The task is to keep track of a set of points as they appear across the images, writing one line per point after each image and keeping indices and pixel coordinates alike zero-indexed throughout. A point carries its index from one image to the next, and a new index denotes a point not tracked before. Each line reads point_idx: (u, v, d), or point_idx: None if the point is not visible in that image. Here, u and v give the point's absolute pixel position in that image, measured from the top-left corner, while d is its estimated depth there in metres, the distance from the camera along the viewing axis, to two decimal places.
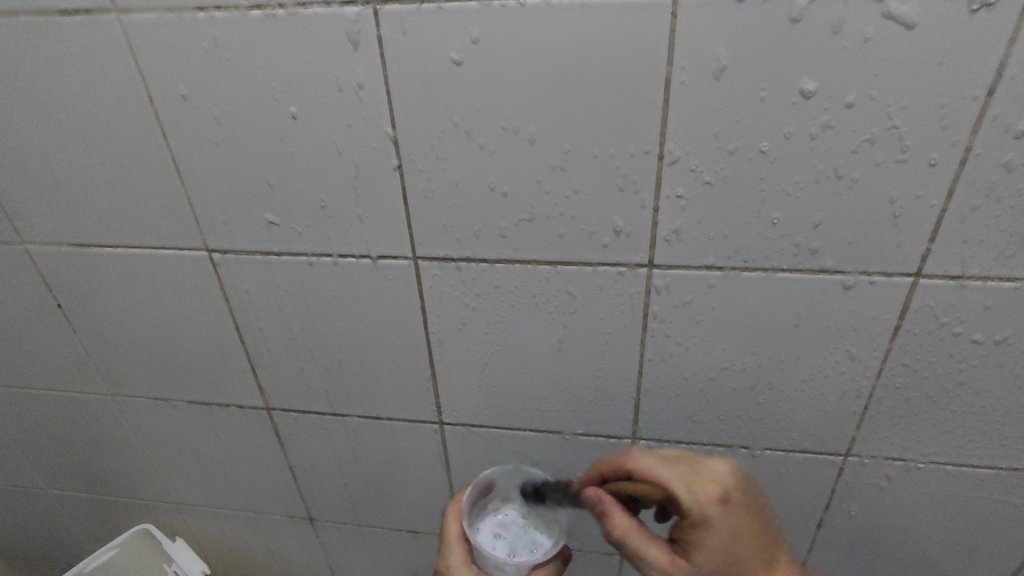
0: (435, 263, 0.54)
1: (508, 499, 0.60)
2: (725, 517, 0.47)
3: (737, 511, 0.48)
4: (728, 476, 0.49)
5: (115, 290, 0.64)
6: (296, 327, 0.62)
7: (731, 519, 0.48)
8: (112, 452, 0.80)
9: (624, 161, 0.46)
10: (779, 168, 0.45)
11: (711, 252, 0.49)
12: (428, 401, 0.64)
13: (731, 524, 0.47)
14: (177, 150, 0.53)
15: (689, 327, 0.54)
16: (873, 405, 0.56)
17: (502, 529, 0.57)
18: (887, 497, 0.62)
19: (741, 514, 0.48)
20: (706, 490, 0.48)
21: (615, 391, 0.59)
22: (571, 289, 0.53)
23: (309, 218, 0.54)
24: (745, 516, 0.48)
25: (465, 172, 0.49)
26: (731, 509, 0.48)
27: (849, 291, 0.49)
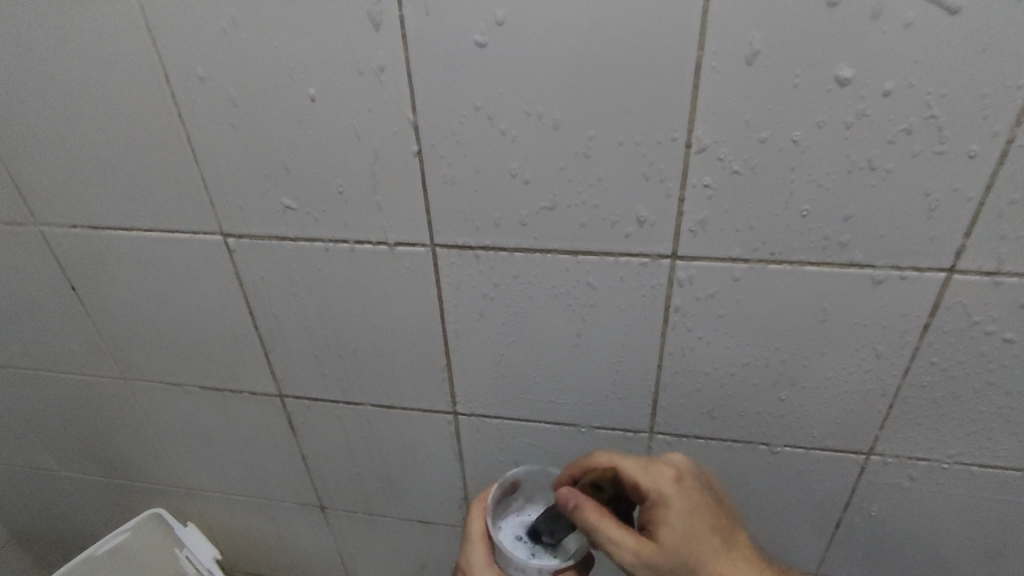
0: (453, 251, 0.53)
1: (532, 499, 0.60)
2: (683, 493, 0.51)
3: (694, 490, 0.52)
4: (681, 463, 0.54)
5: (130, 274, 0.63)
6: (311, 314, 0.61)
7: (689, 496, 0.51)
8: (124, 437, 0.80)
9: (650, 148, 0.45)
10: (810, 158, 0.43)
11: (737, 245, 0.48)
12: (442, 391, 0.64)
13: (688, 501, 0.51)
14: (193, 133, 0.52)
15: (712, 320, 0.53)
16: (898, 404, 0.54)
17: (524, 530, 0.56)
18: (909, 497, 0.60)
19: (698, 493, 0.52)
20: (662, 470, 0.52)
21: (633, 384, 0.58)
22: (591, 279, 0.52)
23: (326, 204, 0.53)
24: (701, 495, 0.52)
25: (486, 158, 0.48)
26: (688, 486, 0.52)
27: (879, 286, 0.48)
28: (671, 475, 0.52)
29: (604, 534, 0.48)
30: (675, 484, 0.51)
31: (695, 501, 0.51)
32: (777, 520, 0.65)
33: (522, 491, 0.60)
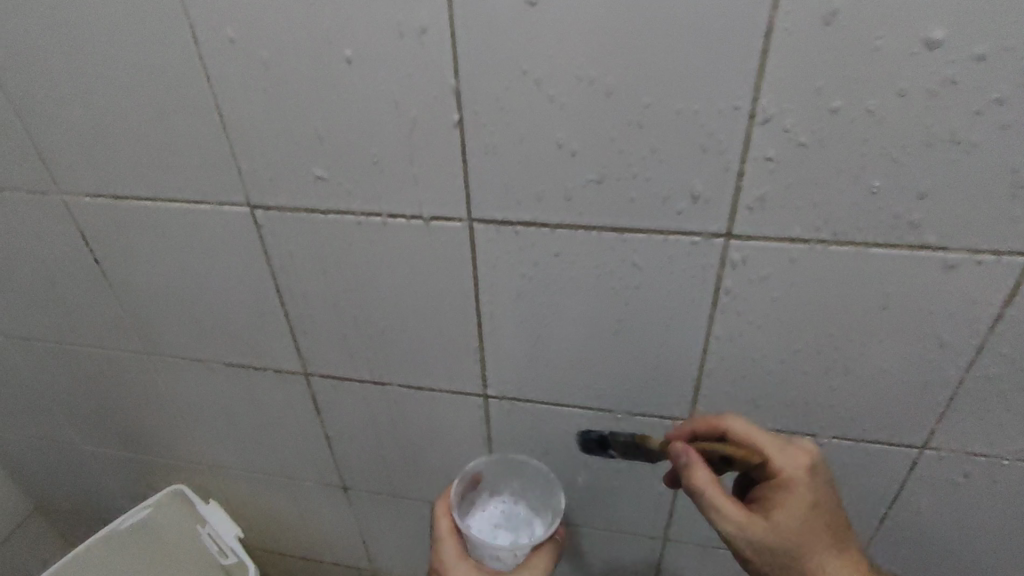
0: (491, 227, 0.51)
1: (495, 493, 0.67)
2: (813, 482, 0.49)
3: (818, 484, 0.49)
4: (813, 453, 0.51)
5: (154, 246, 0.61)
6: (339, 291, 0.59)
7: (817, 487, 0.49)
8: (148, 413, 0.79)
9: (709, 118, 0.42)
10: (887, 129, 0.40)
11: (798, 223, 0.45)
12: (473, 373, 0.62)
13: (809, 494, 0.48)
14: (222, 98, 0.50)
15: (764, 304, 0.50)
16: (959, 396, 0.51)
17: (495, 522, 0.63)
18: (962, 493, 0.58)
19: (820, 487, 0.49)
20: (793, 457, 0.49)
21: (675, 370, 0.56)
22: (637, 259, 0.50)
23: (360, 175, 0.51)
24: (822, 490, 0.49)
25: (532, 128, 0.45)
26: (812, 480, 0.49)
27: (951, 270, 0.45)
28: (801, 465, 0.49)
29: (711, 501, 0.48)
30: (800, 474, 0.49)
31: (815, 494, 0.49)
32: None
33: (484, 485, 0.67)
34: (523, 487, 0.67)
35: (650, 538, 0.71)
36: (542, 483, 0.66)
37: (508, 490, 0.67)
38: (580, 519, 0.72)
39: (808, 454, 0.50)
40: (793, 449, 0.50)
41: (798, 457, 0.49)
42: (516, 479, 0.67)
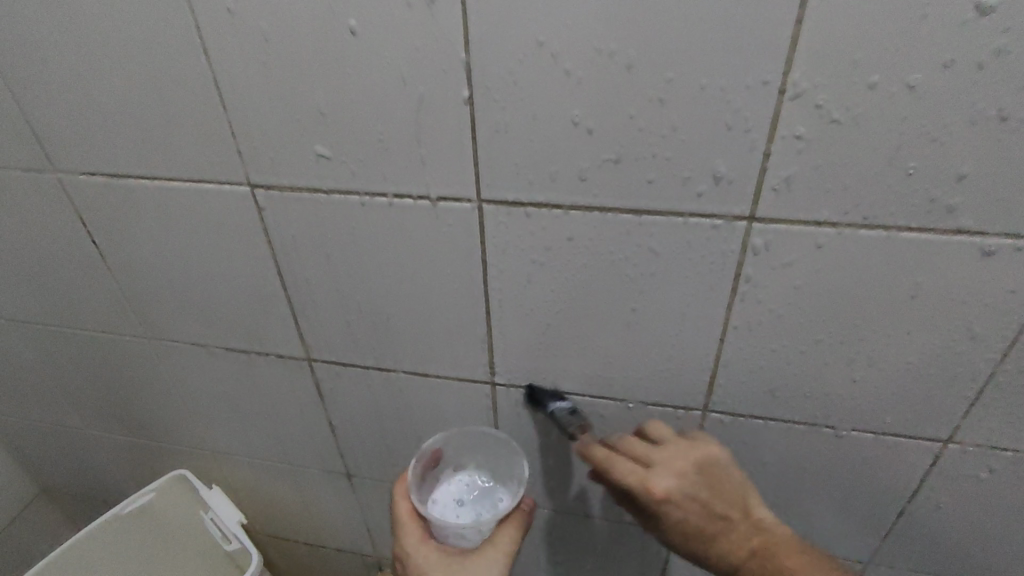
0: (501, 208, 0.49)
1: (461, 468, 0.63)
2: (672, 510, 0.51)
3: (682, 504, 0.51)
4: (673, 476, 0.51)
5: (152, 227, 0.59)
6: (343, 275, 0.57)
7: (680, 510, 0.51)
8: (149, 397, 0.78)
9: (736, 94, 0.39)
10: (928, 105, 0.37)
11: (827, 206, 0.43)
12: (481, 360, 0.60)
13: (675, 516, 0.51)
14: (220, 71, 0.47)
15: (787, 292, 0.48)
16: (989, 390, 0.49)
17: (462, 498, 0.59)
18: (985, 489, 0.56)
19: (687, 506, 0.51)
20: (647, 490, 0.51)
21: (690, 360, 0.54)
22: (654, 243, 0.47)
23: (364, 153, 0.48)
24: (691, 506, 0.52)
25: (545, 103, 0.43)
26: (671, 506, 0.51)
27: (987, 257, 0.42)
28: (656, 498, 0.51)
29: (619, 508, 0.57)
30: (657, 505, 0.51)
31: (683, 513, 0.52)
32: (833, 506, 0.61)
33: (448, 461, 0.63)
34: (488, 460, 0.63)
35: None
36: (506, 454, 0.63)
37: (473, 463, 0.64)
38: (588, 510, 0.70)
39: (660, 488, 0.51)
40: (647, 485, 0.51)
41: (651, 491, 0.51)
42: (480, 453, 0.64)
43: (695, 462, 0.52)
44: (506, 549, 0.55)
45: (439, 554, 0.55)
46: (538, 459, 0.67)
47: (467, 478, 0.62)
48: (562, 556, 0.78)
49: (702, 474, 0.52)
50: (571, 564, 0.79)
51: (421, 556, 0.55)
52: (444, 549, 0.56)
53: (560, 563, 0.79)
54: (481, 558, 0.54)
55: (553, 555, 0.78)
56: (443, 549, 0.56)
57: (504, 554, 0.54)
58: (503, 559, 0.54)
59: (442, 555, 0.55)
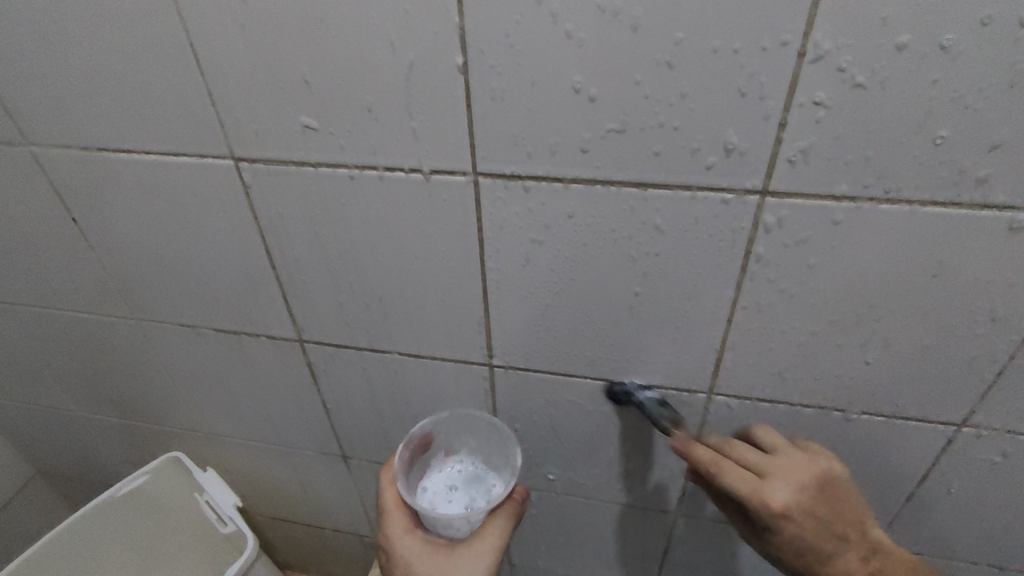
0: (498, 182, 0.46)
1: (451, 453, 0.62)
2: (790, 524, 0.48)
3: (805, 522, 0.48)
4: (791, 490, 0.48)
5: (133, 203, 0.57)
6: (334, 253, 0.55)
7: (796, 524, 0.48)
8: (139, 379, 0.76)
9: (751, 57, 0.36)
10: (960, 68, 0.35)
11: (847, 179, 0.40)
12: (478, 341, 0.57)
13: (792, 532, 0.49)
14: (196, 35, 0.44)
15: (800, 271, 0.45)
16: (1008, 373, 0.47)
17: (455, 483, 0.58)
18: (998, 473, 0.54)
19: (807, 522, 0.48)
20: (770, 507, 0.47)
21: (696, 341, 0.51)
22: (659, 220, 0.45)
23: (352, 124, 0.46)
24: (814, 524, 0.49)
25: (545, 68, 0.40)
26: (794, 524, 0.48)
27: (1015, 234, 0.40)
28: (779, 514, 0.47)
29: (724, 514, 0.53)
30: (777, 521, 0.48)
31: (802, 529, 0.48)
32: None
33: (439, 445, 0.62)
34: (481, 445, 0.62)
35: (661, 513, 0.68)
36: (499, 441, 0.61)
37: (464, 448, 0.62)
38: (588, 493, 0.69)
39: (779, 502, 0.47)
40: (769, 501, 0.47)
41: (774, 508, 0.47)
42: (472, 437, 0.62)
43: (813, 476, 0.50)
44: (495, 543, 0.54)
45: (424, 545, 0.54)
46: (539, 442, 0.65)
47: (457, 464, 0.61)
48: (563, 538, 0.77)
49: (820, 490, 0.49)
50: (572, 546, 0.78)
51: (405, 546, 0.54)
52: (430, 540, 0.55)
53: (561, 546, 0.78)
54: (470, 551, 0.53)
55: (553, 538, 0.77)
56: (429, 540, 0.55)
57: (493, 548, 0.53)
58: (493, 553, 0.53)
59: (428, 547, 0.54)
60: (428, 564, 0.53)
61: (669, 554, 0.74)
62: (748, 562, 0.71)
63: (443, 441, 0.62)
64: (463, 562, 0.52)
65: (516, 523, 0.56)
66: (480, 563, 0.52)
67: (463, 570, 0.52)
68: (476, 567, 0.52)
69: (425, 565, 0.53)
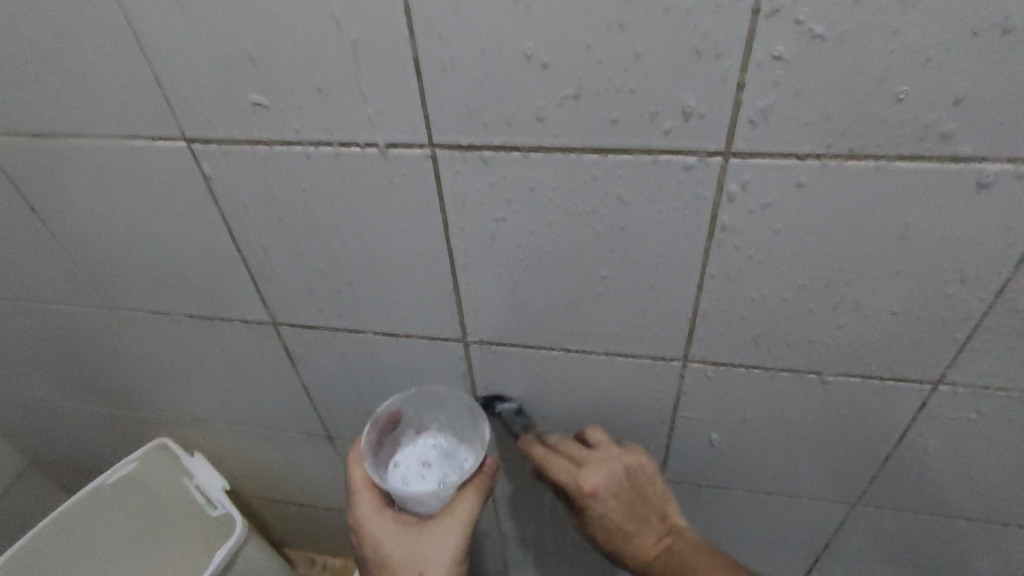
0: (455, 153, 0.44)
1: (422, 429, 0.62)
2: (599, 503, 0.56)
3: (607, 501, 0.56)
4: (602, 475, 0.56)
5: (90, 190, 0.55)
6: (297, 234, 0.54)
7: (605, 504, 0.56)
8: (118, 367, 0.76)
9: (704, 16, 0.35)
10: (922, 17, 0.33)
11: (810, 139, 0.39)
12: (450, 317, 0.57)
13: (600, 513, 0.56)
14: (132, 13, 0.42)
15: (766, 237, 0.44)
16: (980, 332, 0.47)
17: (431, 459, 0.57)
18: (973, 431, 0.54)
19: (612, 502, 0.56)
20: (577, 485, 0.56)
21: (667, 311, 0.51)
22: (622, 190, 0.44)
23: (302, 101, 0.44)
24: (615, 503, 0.57)
25: (493, 33, 0.38)
26: (597, 501, 0.56)
27: (984, 189, 0.39)
28: (585, 491, 0.55)
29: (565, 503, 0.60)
30: (587, 499, 0.56)
31: (606, 510, 0.56)
32: (817, 452, 0.60)
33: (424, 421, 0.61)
34: (451, 420, 0.62)
35: None
36: (468, 416, 0.62)
37: (434, 424, 0.62)
38: None
39: (589, 484, 0.55)
40: (577, 482, 0.56)
41: (579, 484, 0.56)
42: (442, 414, 0.63)
43: (625, 465, 0.57)
44: (463, 517, 0.54)
45: (394, 523, 0.55)
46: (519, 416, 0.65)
47: (431, 439, 0.60)
48: (551, 505, 0.78)
49: (630, 478, 0.58)
50: (559, 514, 0.79)
51: (374, 526, 0.55)
52: (401, 518, 0.56)
53: (549, 514, 0.79)
54: (438, 527, 0.53)
55: (541, 506, 0.78)
56: (398, 518, 0.56)
57: (459, 524, 0.53)
58: (461, 528, 0.53)
59: (398, 525, 0.55)
60: (398, 543, 0.54)
61: None
62: (733, 523, 0.72)
63: (420, 416, 0.62)
64: (430, 539, 0.53)
65: (487, 497, 0.56)
66: (448, 539, 0.53)
67: (431, 547, 0.53)
68: (444, 543, 0.53)
69: (395, 541, 0.54)
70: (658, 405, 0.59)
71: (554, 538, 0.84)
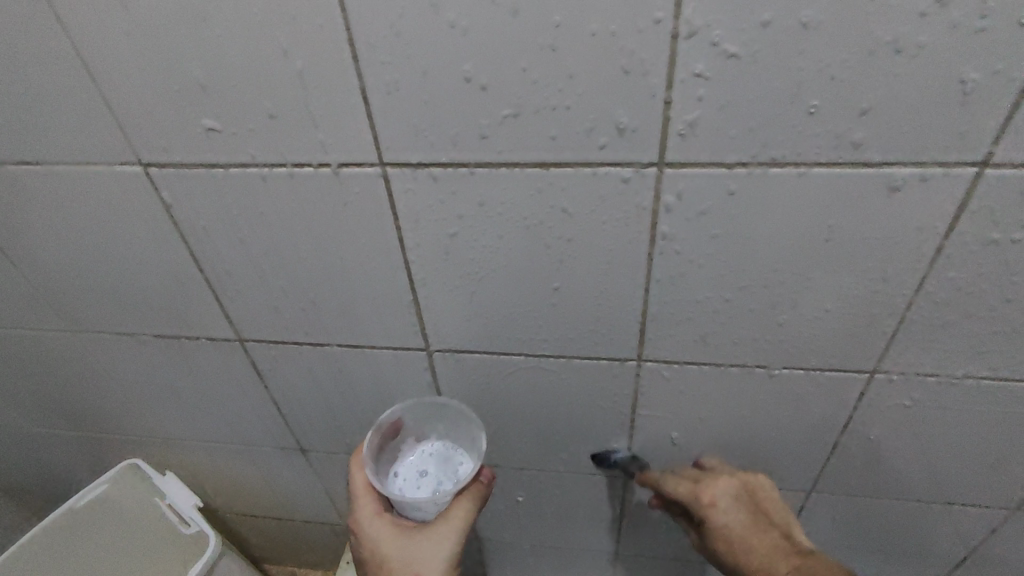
0: (406, 171, 0.46)
1: (421, 437, 0.63)
2: (726, 515, 0.60)
3: (730, 513, 0.60)
4: (720, 486, 0.61)
5: (49, 217, 0.56)
6: (257, 252, 0.55)
7: (731, 517, 0.60)
8: (85, 389, 0.76)
9: (628, 39, 0.37)
10: (825, 36, 0.36)
11: (734, 150, 0.41)
12: (411, 328, 0.58)
13: (725, 524, 0.60)
14: (83, 44, 0.43)
15: (704, 242, 0.47)
16: (908, 324, 0.50)
17: (430, 467, 0.59)
18: (911, 416, 0.57)
19: (734, 515, 0.60)
20: (695, 497, 0.61)
21: (619, 314, 0.53)
22: (567, 201, 0.46)
23: (253, 125, 0.45)
24: (739, 517, 0.60)
25: (434, 58, 0.40)
26: (720, 512, 0.60)
27: (898, 191, 0.42)
28: (708, 503, 0.60)
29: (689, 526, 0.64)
30: (708, 513, 0.60)
31: (730, 522, 0.60)
32: (770, 443, 0.63)
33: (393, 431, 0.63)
34: (450, 429, 0.63)
35: (611, 477, 0.71)
36: (466, 424, 0.62)
37: (434, 433, 0.63)
38: (539, 465, 0.72)
39: (710, 497, 0.60)
40: (698, 496, 0.60)
41: (701, 497, 0.60)
42: (441, 422, 0.63)
43: (739, 480, 0.62)
44: (459, 523, 0.55)
45: (391, 528, 0.56)
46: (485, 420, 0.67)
47: (429, 448, 0.62)
48: (523, 507, 0.80)
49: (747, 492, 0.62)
50: (533, 514, 0.81)
51: (372, 530, 0.56)
52: (397, 522, 0.56)
53: (523, 514, 0.81)
54: (435, 533, 0.54)
55: (514, 508, 0.80)
56: (395, 523, 0.56)
57: (456, 529, 0.54)
58: (457, 533, 0.54)
59: (395, 529, 0.56)
60: (395, 546, 0.55)
61: (622, 515, 0.77)
62: None
63: None
64: (428, 543, 0.54)
65: (481, 505, 0.57)
66: (442, 544, 0.53)
67: (428, 550, 0.53)
68: (441, 547, 0.53)
69: (392, 546, 0.55)
70: (618, 405, 0.62)
71: (529, 538, 0.86)
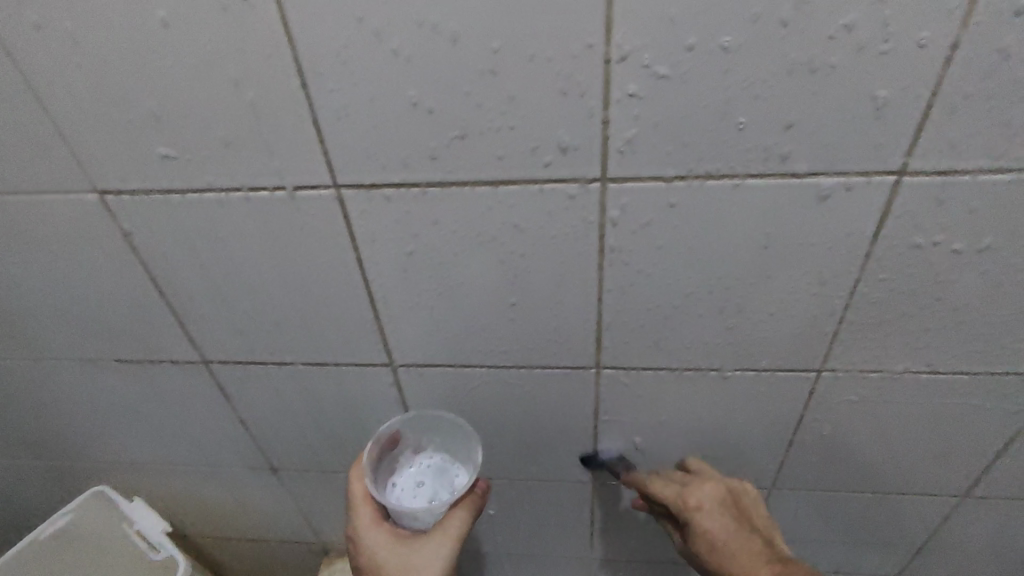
0: (360, 192, 0.47)
1: (417, 449, 0.63)
2: (706, 514, 0.59)
3: (711, 514, 0.59)
4: (704, 488, 0.60)
5: (5, 246, 0.56)
6: (217, 275, 0.55)
7: (710, 517, 0.59)
8: (48, 417, 0.75)
9: (564, 64, 0.39)
10: (745, 58, 0.38)
11: (671, 164, 0.43)
12: (375, 344, 0.59)
13: (706, 526, 0.59)
14: (33, 77, 0.44)
15: (651, 252, 0.49)
16: (848, 323, 0.52)
17: (428, 479, 0.59)
18: (859, 412, 0.60)
19: (716, 518, 0.59)
20: (678, 497, 0.60)
21: (575, 323, 0.55)
22: (518, 216, 0.47)
23: (208, 152, 0.46)
24: (721, 519, 0.59)
25: (380, 84, 0.41)
26: (701, 513, 0.59)
27: (826, 200, 0.44)
28: (691, 505, 0.60)
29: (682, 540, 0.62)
30: (690, 513, 0.59)
31: (710, 524, 0.59)
32: (729, 443, 0.65)
33: None
34: (447, 441, 0.63)
35: (581, 482, 0.72)
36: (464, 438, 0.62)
37: (430, 445, 0.63)
38: (509, 474, 0.73)
39: (692, 496, 0.60)
40: (681, 496, 0.60)
41: (685, 499, 0.60)
42: (437, 435, 0.63)
43: (726, 487, 0.61)
44: (455, 533, 0.55)
45: (388, 536, 0.57)
46: None
47: (426, 459, 0.62)
48: (497, 517, 0.80)
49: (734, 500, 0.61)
50: (507, 524, 0.82)
51: (370, 538, 0.57)
52: (395, 531, 0.57)
53: (497, 524, 0.82)
54: (432, 540, 0.55)
55: (488, 517, 0.81)
56: (393, 531, 0.57)
57: (452, 539, 0.55)
58: (453, 543, 0.55)
59: (392, 537, 0.57)
60: (393, 553, 0.55)
61: (594, 520, 0.78)
62: None
63: None
64: (424, 551, 0.54)
65: (476, 515, 0.58)
66: (440, 551, 0.54)
67: (425, 558, 0.54)
68: (437, 555, 0.54)
69: (390, 555, 0.55)
70: (582, 411, 0.63)
71: (504, 547, 0.86)
